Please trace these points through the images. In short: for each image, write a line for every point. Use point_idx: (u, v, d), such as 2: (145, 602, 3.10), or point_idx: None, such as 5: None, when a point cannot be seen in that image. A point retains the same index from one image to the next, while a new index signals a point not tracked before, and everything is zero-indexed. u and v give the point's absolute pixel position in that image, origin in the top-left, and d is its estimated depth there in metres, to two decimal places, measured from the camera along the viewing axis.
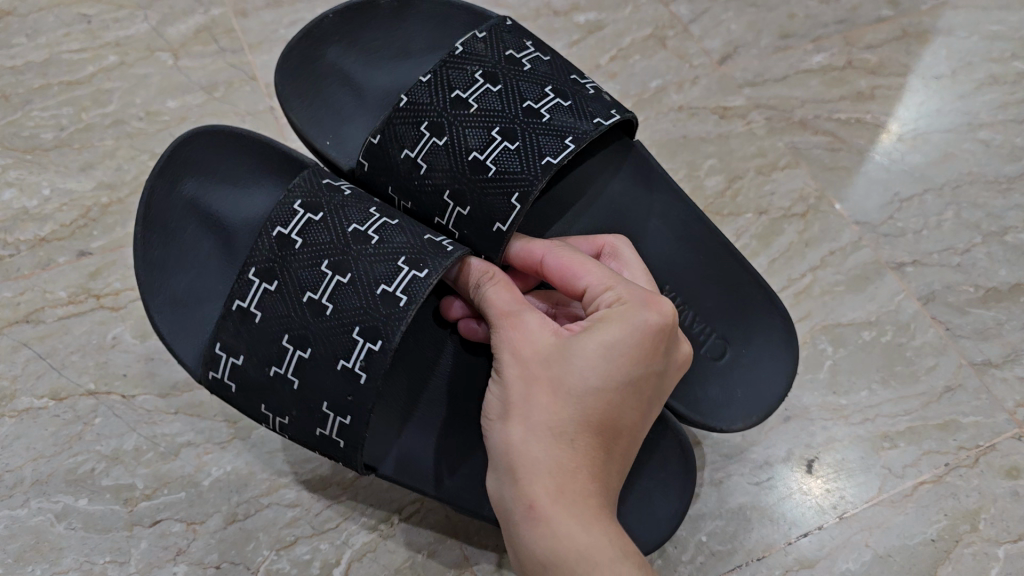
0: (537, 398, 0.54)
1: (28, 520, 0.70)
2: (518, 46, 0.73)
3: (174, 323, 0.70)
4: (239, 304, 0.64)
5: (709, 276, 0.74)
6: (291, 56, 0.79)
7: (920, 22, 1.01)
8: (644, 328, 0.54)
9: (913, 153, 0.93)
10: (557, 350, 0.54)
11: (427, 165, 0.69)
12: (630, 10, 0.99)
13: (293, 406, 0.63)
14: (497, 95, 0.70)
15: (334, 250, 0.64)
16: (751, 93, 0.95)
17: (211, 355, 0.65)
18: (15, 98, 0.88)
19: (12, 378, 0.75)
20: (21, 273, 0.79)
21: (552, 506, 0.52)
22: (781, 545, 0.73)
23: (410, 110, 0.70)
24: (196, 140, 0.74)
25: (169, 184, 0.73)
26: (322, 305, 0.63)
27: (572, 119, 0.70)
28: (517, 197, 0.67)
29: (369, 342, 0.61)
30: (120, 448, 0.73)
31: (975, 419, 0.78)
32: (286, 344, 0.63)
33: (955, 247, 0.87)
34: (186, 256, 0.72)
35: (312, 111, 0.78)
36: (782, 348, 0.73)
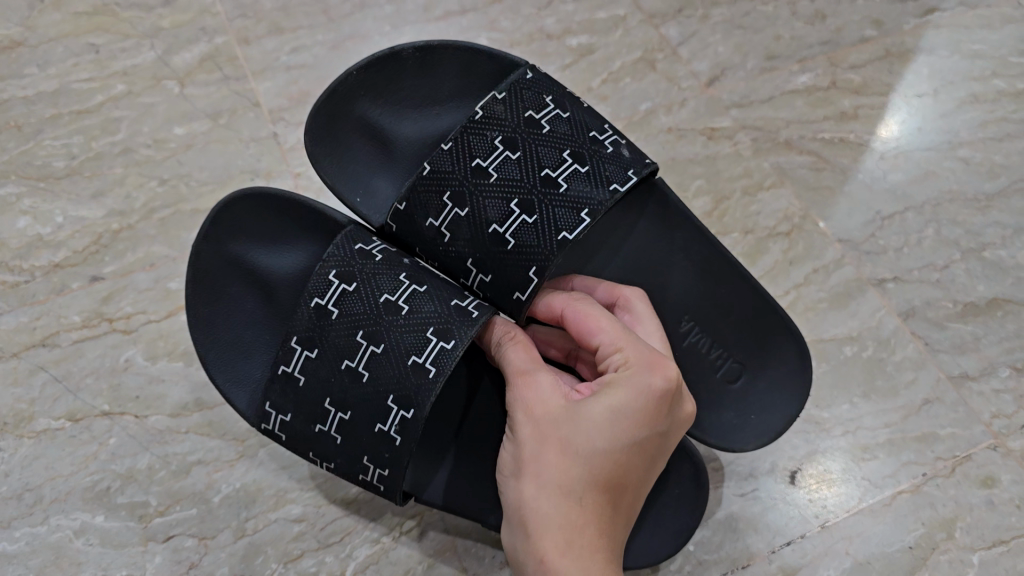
0: (547, 457, 0.58)
1: (47, 538, 0.74)
2: (536, 104, 0.75)
3: (228, 373, 0.76)
4: (284, 368, 0.70)
5: (731, 310, 0.78)
6: (319, 112, 0.80)
7: (903, 41, 1.04)
8: (648, 392, 0.59)
9: (895, 171, 0.96)
10: (567, 410, 0.59)
11: (450, 234, 0.73)
12: (621, 34, 1.02)
13: (338, 458, 0.70)
14: (516, 163, 0.73)
15: (368, 320, 0.69)
16: (738, 114, 0.98)
17: (262, 412, 0.71)
18: (27, 128, 0.92)
19: (30, 401, 0.78)
20: (36, 299, 0.83)
21: (559, 560, 0.56)
22: (765, 554, 0.76)
23: (433, 178, 0.74)
24: (235, 203, 0.76)
25: (214, 244, 0.77)
26: (359, 372, 0.68)
27: (588, 187, 0.72)
28: (534, 270, 0.71)
29: (402, 409, 0.67)
30: (133, 467, 0.77)
31: (952, 431, 0.82)
32: (330, 405, 0.69)
33: (935, 263, 0.91)
34: (236, 309, 0.77)
35: (341, 165, 0.80)
36: (799, 379, 0.77)
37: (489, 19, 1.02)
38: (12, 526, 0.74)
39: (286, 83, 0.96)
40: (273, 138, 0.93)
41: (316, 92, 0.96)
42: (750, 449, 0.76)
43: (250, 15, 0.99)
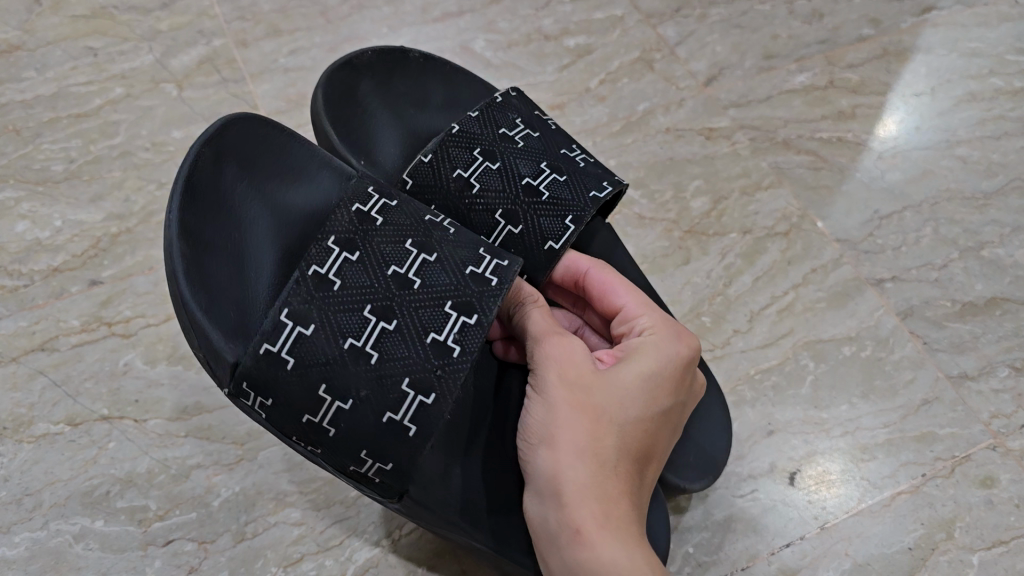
0: (582, 423, 0.57)
1: (47, 542, 0.74)
2: (541, 108, 0.78)
3: (210, 304, 0.61)
4: (316, 270, 0.60)
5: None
6: (326, 86, 0.78)
7: (900, 40, 1.05)
8: (674, 363, 0.61)
9: (893, 170, 0.96)
10: (599, 377, 0.58)
11: (479, 187, 0.70)
12: (618, 34, 1.03)
13: (362, 384, 0.59)
14: (539, 138, 0.73)
15: (416, 232, 0.63)
16: (736, 113, 0.98)
17: (274, 323, 0.58)
18: (25, 132, 0.92)
19: (29, 406, 0.78)
20: (35, 303, 0.83)
21: (599, 532, 0.54)
22: (764, 556, 0.76)
23: (462, 135, 0.72)
24: (241, 126, 0.68)
25: (212, 160, 0.65)
26: (408, 279, 0.62)
27: (604, 169, 0.74)
28: (571, 219, 0.70)
29: (463, 315, 0.61)
30: (133, 471, 0.77)
31: (951, 431, 0.82)
32: (368, 314, 0.60)
33: (933, 262, 0.91)
34: (224, 239, 0.64)
35: (344, 131, 0.77)
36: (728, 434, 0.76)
37: (487, 21, 1.02)
38: (11, 531, 0.74)
39: (283, 85, 0.96)
40: None
41: None
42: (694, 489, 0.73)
43: (248, 19, 1.00)
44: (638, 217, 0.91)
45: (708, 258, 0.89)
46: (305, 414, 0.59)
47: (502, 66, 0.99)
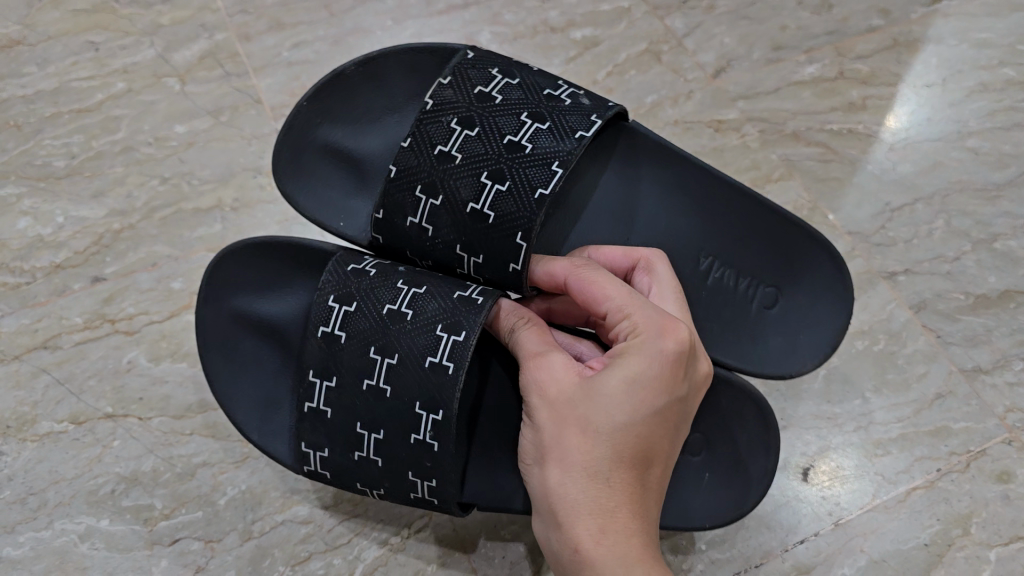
0: (568, 440, 0.55)
1: (51, 542, 0.73)
2: (484, 79, 0.72)
3: (260, 428, 0.73)
4: (309, 405, 0.68)
5: (753, 236, 0.77)
6: (280, 152, 0.77)
7: (911, 30, 1.03)
8: (660, 359, 0.56)
9: (904, 162, 0.95)
10: (581, 388, 0.56)
11: (432, 228, 0.70)
12: (624, 26, 1.01)
13: (381, 479, 0.68)
14: (477, 139, 0.69)
15: (375, 334, 0.66)
16: (745, 105, 0.97)
17: (301, 453, 0.69)
18: (26, 128, 0.91)
19: (32, 404, 0.77)
20: (37, 300, 0.82)
21: (596, 547, 0.53)
22: (778, 552, 0.75)
23: (401, 177, 0.70)
24: (226, 261, 0.74)
25: (214, 306, 0.74)
26: (380, 388, 0.66)
27: (555, 141, 0.69)
28: (522, 236, 0.68)
29: (431, 413, 0.64)
30: (138, 470, 0.76)
31: (966, 425, 0.81)
32: (362, 428, 0.67)
33: (945, 255, 0.89)
34: (252, 364, 0.74)
35: (316, 195, 0.77)
36: (839, 285, 0.77)
37: (491, 12, 1.01)
38: (16, 531, 0.73)
39: (286, 79, 0.95)
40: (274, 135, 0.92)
41: None
42: (805, 371, 0.76)
43: (249, 12, 0.98)
44: None
45: None
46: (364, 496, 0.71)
47: None
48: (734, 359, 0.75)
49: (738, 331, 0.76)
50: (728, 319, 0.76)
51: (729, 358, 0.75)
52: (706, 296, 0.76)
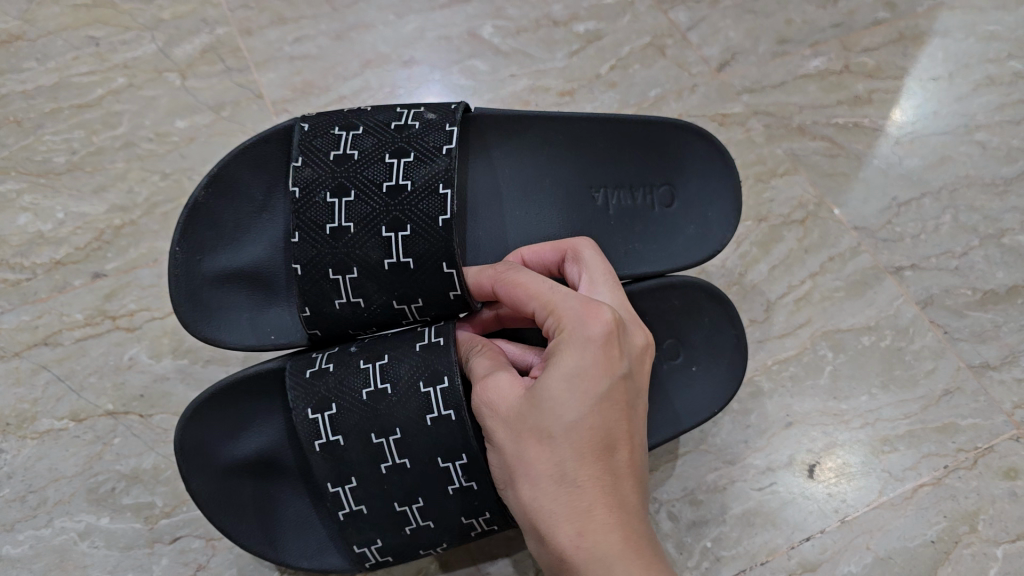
0: (529, 452, 0.52)
1: (51, 540, 0.73)
2: (331, 142, 0.69)
3: (308, 550, 0.69)
4: (344, 512, 0.66)
5: (623, 145, 0.76)
6: (178, 300, 0.70)
7: (917, 23, 1.02)
8: (592, 344, 0.53)
9: (910, 157, 0.94)
10: (527, 399, 0.53)
11: (364, 299, 0.68)
12: (629, 20, 1.00)
13: (440, 538, 0.66)
14: (358, 200, 0.67)
15: (368, 421, 0.63)
16: (750, 100, 0.96)
17: (358, 556, 0.67)
18: (26, 123, 0.90)
19: (33, 401, 0.77)
20: (38, 297, 0.81)
21: (579, 553, 0.50)
22: (784, 550, 0.75)
23: (307, 268, 0.67)
24: (196, 423, 0.68)
25: (201, 474, 0.68)
26: (401, 464, 0.63)
27: (425, 164, 0.67)
28: (447, 264, 0.66)
29: (456, 460, 0.63)
30: (139, 467, 0.75)
31: (973, 422, 0.80)
32: (402, 505, 0.65)
33: (953, 250, 0.89)
34: (264, 499, 0.70)
35: (235, 325, 0.71)
36: (717, 157, 0.78)
37: (495, 6, 1.00)
38: (15, 529, 0.73)
39: (289, 74, 0.95)
40: None
41: (319, 83, 0.95)
42: (729, 236, 0.77)
43: (252, 6, 0.97)
44: None
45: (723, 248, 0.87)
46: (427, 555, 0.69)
47: (511, 53, 0.98)
48: (664, 262, 0.76)
49: (657, 239, 0.76)
50: (645, 234, 0.76)
51: (660, 264, 0.76)
52: (617, 221, 0.76)
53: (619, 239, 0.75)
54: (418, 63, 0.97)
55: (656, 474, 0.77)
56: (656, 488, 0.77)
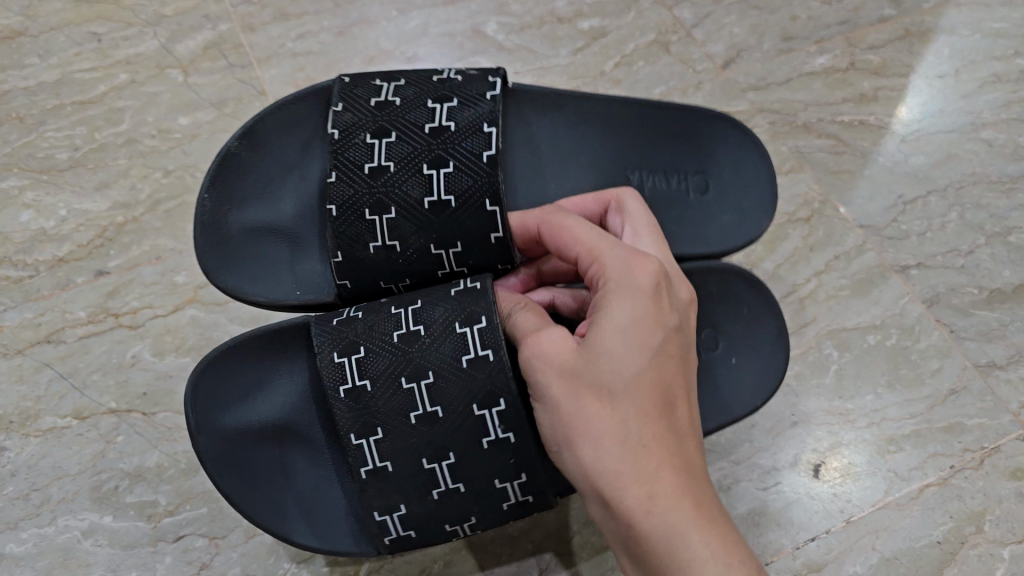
0: (589, 411, 0.50)
1: (55, 538, 0.72)
2: (372, 91, 0.70)
3: (318, 526, 0.65)
4: (366, 470, 0.62)
5: (657, 135, 0.76)
6: (203, 250, 0.69)
7: (923, 20, 1.01)
8: (646, 294, 0.51)
9: (917, 154, 0.94)
10: (582, 353, 0.51)
11: (399, 242, 0.65)
12: (633, 16, 1.00)
13: (469, 507, 0.62)
14: (399, 141, 0.67)
15: (398, 364, 0.61)
16: (755, 97, 0.96)
17: (376, 525, 0.63)
18: (28, 120, 0.90)
19: (35, 399, 0.77)
20: (41, 294, 0.81)
21: (652, 519, 0.48)
22: (789, 550, 0.74)
23: (342, 209, 0.66)
24: (205, 380, 0.67)
25: (209, 433, 0.66)
26: (431, 413, 0.60)
27: (469, 110, 0.68)
28: (490, 201, 0.65)
29: (492, 407, 0.60)
30: (142, 465, 0.75)
31: (980, 421, 0.80)
32: (430, 462, 0.61)
33: (959, 249, 0.88)
34: (268, 468, 0.66)
35: (259, 278, 0.69)
36: (747, 141, 0.78)
37: (499, 3, 1.00)
38: (19, 527, 0.73)
39: (291, 70, 0.95)
40: None
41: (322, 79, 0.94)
42: (764, 228, 0.75)
43: (254, 2, 0.97)
44: None
45: None
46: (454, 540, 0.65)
47: (515, 50, 0.98)
48: (700, 246, 0.73)
49: (694, 223, 0.74)
50: (680, 219, 0.74)
51: (698, 248, 0.73)
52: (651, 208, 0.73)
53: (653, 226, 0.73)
54: (422, 59, 0.97)
55: None
56: None
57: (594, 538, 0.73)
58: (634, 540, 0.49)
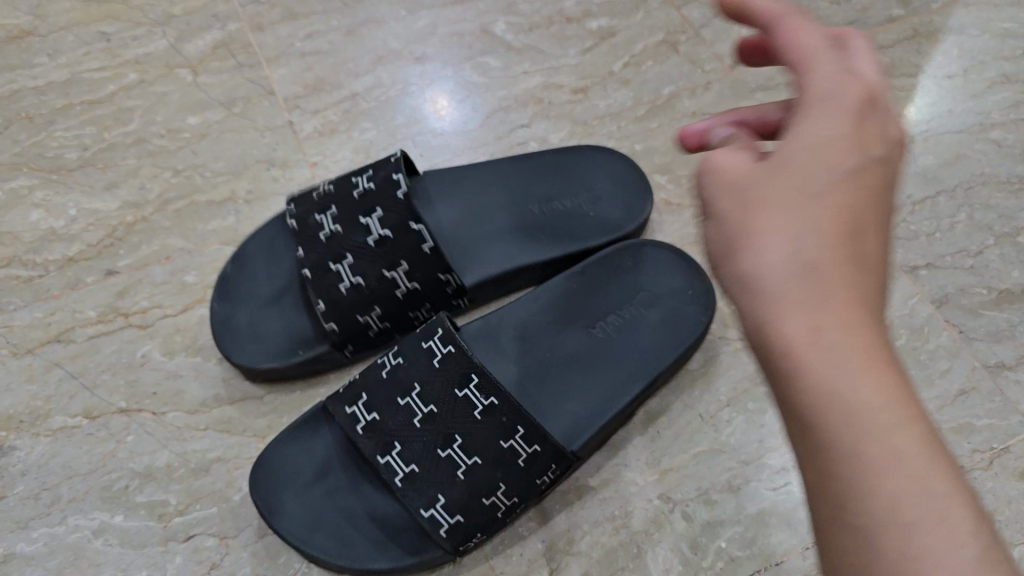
0: (764, 221, 0.42)
1: (65, 538, 0.70)
2: (305, 219, 0.75)
3: (408, 541, 0.65)
4: (398, 477, 0.65)
5: (538, 155, 0.86)
6: (222, 342, 0.75)
7: (931, 20, 1.02)
8: (852, 102, 0.43)
9: (926, 154, 0.94)
10: (763, 165, 0.43)
11: (363, 278, 0.72)
12: (641, 16, 1.02)
13: (495, 474, 0.65)
14: (341, 228, 0.73)
15: (393, 390, 0.68)
16: (764, 97, 0.97)
17: (427, 521, 0.64)
18: (38, 120, 0.91)
19: (46, 398, 0.76)
20: (51, 294, 0.81)
21: (812, 357, 0.38)
22: (799, 550, 0.72)
23: (315, 275, 0.73)
24: (260, 474, 0.68)
25: (277, 513, 0.66)
26: (428, 412, 0.66)
27: (383, 173, 0.74)
28: (415, 221, 0.72)
29: (470, 384, 0.66)
30: (152, 465, 0.73)
31: (989, 422, 0.80)
32: (445, 449, 0.65)
33: (967, 249, 0.88)
34: (341, 512, 0.66)
35: (258, 350, 0.74)
36: (616, 155, 0.86)
37: (507, 3, 1.02)
38: (29, 527, 0.71)
39: (300, 69, 0.96)
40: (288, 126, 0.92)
41: (331, 79, 0.95)
42: (648, 206, 0.83)
43: (263, 2, 1.00)
44: (664, 203, 0.90)
45: None
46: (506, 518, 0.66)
47: (523, 50, 0.99)
48: (604, 236, 0.81)
49: (593, 225, 0.82)
50: (581, 223, 0.82)
51: (601, 238, 0.81)
52: (555, 226, 0.82)
53: (561, 235, 0.81)
54: (431, 59, 0.98)
55: (671, 473, 0.75)
56: (672, 487, 0.74)
57: (604, 538, 0.72)
58: (781, 385, 0.39)
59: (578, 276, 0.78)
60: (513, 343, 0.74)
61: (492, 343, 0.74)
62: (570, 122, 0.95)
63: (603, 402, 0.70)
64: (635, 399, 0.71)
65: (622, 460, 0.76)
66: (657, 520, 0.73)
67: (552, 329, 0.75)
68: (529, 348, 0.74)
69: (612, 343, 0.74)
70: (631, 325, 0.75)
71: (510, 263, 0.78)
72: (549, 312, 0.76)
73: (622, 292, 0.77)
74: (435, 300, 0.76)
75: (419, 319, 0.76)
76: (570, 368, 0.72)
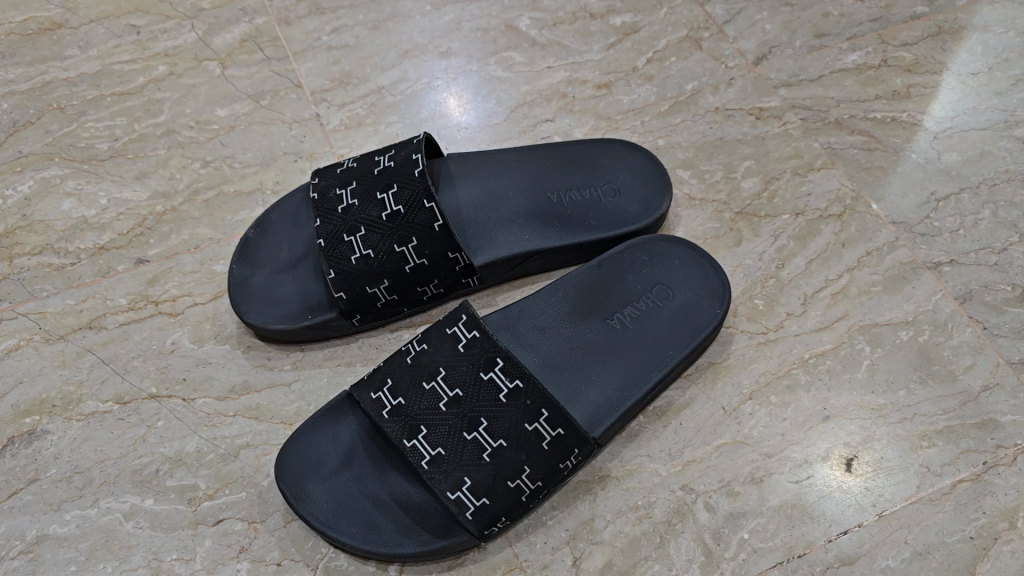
0: None
1: (97, 520, 0.71)
2: (328, 192, 0.77)
3: (431, 526, 0.66)
4: (425, 461, 0.65)
5: (570, 145, 0.87)
6: (236, 300, 0.77)
7: (956, 17, 1.03)
8: None
9: (950, 152, 0.93)
10: None
11: (372, 251, 0.74)
12: (665, 12, 1.03)
13: (519, 457, 0.65)
14: (359, 199, 0.75)
15: (418, 375, 0.68)
16: (787, 93, 0.97)
17: (453, 504, 0.65)
18: (69, 110, 0.92)
19: (77, 383, 0.77)
20: (82, 281, 0.82)
21: None
22: (821, 543, 0.72)
23: (328, 243, 0.74)
24: (286, 465, 0.69)
25: (305, 501, 0.67)
26: (454, 397, 0.67)
27: (406, 153, 0.76)
28: (427, 200, 0.73)
29: (494, 370, 0.67)
30: (182, 450, 0.74)
31: (1013, 418, 0.78)
32: (470, 432, 0.66)
33: (992, 246, 0.88)
34: (365, 499, 0.67)
35: (270, 311, 0.76)
36: (642, 153, 0.87)
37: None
38: (61, 509, 0.72)
39: (327, 63, 0.97)
40: (315, 119, 0.93)
41: (358, 72, 0.96)
42: (668, 204, 0.84)
43: None
44: (688, 198, 0.90)
45: (760, 242, 0.88)
46: (530, 501, 0.67)
47: (547, 45, 1.00)
48: (618, 229, 0.81)
49: (610, 216, 0.82)
50: (597, 214, 0.83)
51: (616, 231, 0.81)
52: (570, 214, 0.82)
53: (574, 224, 0.81)
54: (456, 54, 0.98)
55: (694, 464, 0.75)
56: (694, 479, 0.75)
57: (627, 527, 0.72)
58: None
59: (596, 269, 0.78)
60: (531, 332, 0.75)
61: (510, 333, 0.75)
62: (594, 117, 0.95)
63: (622, 391, 0.72)
64: (654, 387, 0.72)
65: (644, 450, 0.76)
66: (679, 511, 0.73)
67: (571, 319, 0.75)
68: (548, 337, 0.74)
69: (631, 332, 0.75)
70: (651, 315, 0.76)
71: (517, 248, 0.79)
72: (569, 302, 0.76)
73: (639, 282, 0.78)
74: (443, 278, 0.76)
75: (427, 294, 0.77)
76: (588, 356, 0.73)
